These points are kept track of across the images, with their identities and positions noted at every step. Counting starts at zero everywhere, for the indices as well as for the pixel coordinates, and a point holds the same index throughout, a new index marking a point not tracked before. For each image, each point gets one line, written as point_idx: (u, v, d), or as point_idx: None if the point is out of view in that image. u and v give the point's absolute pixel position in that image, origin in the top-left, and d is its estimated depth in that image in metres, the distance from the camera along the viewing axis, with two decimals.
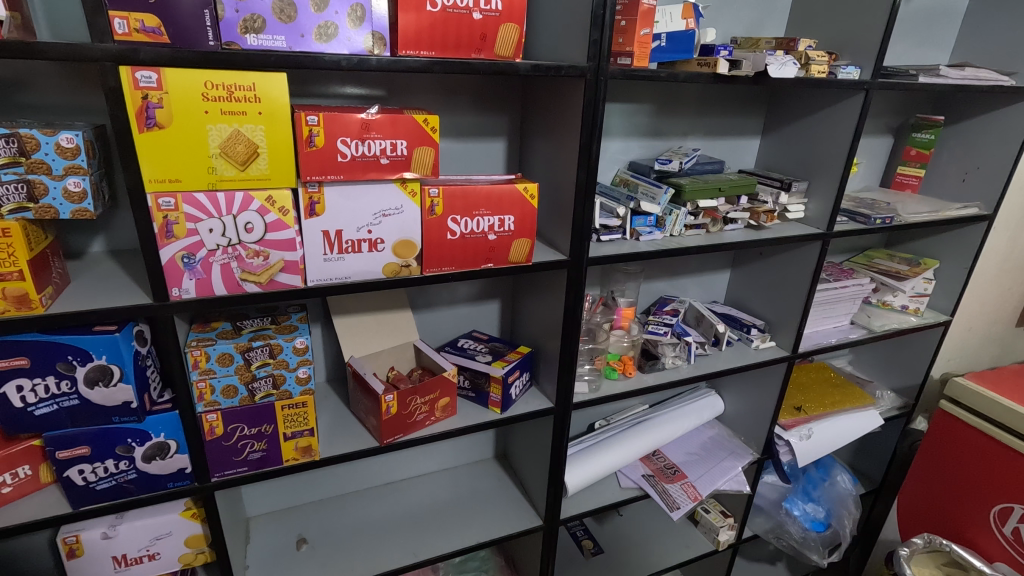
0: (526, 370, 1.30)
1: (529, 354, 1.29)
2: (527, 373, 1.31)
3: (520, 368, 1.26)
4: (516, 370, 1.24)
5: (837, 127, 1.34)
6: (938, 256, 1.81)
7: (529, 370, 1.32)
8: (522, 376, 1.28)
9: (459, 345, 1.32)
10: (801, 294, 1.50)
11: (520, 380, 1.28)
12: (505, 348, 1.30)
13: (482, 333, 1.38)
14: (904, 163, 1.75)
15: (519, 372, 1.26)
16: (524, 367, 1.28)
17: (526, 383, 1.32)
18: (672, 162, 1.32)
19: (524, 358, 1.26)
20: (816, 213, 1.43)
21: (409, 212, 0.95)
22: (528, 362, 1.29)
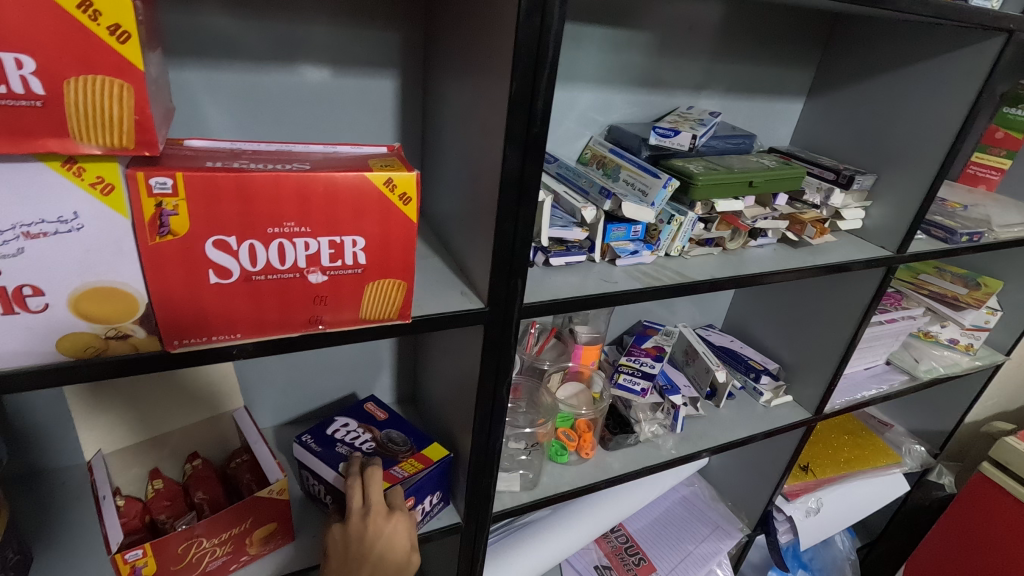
0: (439, 486, 0.77)
1: (443, 462, 0.75)
2: (441, 490, 0.78)
3: (421, 494, 0.72)
4: (411, 498, 0.71)
5: (943, 93, 0.84)
6: (1003, 276, 1.37)
7: (446, 485, 0.78)
8: (430, 497, 0.75)
9: (327, 435, 0.78)
10: (841, 337, 1.03)
11: (423, 507, 0.75)
12: (404, 449, 0.76)
13: (378, 408, 0.84)
14: (982, 148, 1.27)
15: (422, 497, 0.73)
16: (433, 486, 0.75)
17: (437, 500, 0.78)
18: (678, 136, 0.80)
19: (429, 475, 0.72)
20: (879, 224, 0.95)
21: (101, 230, 0.41)
22: (440, 475, 0.75)
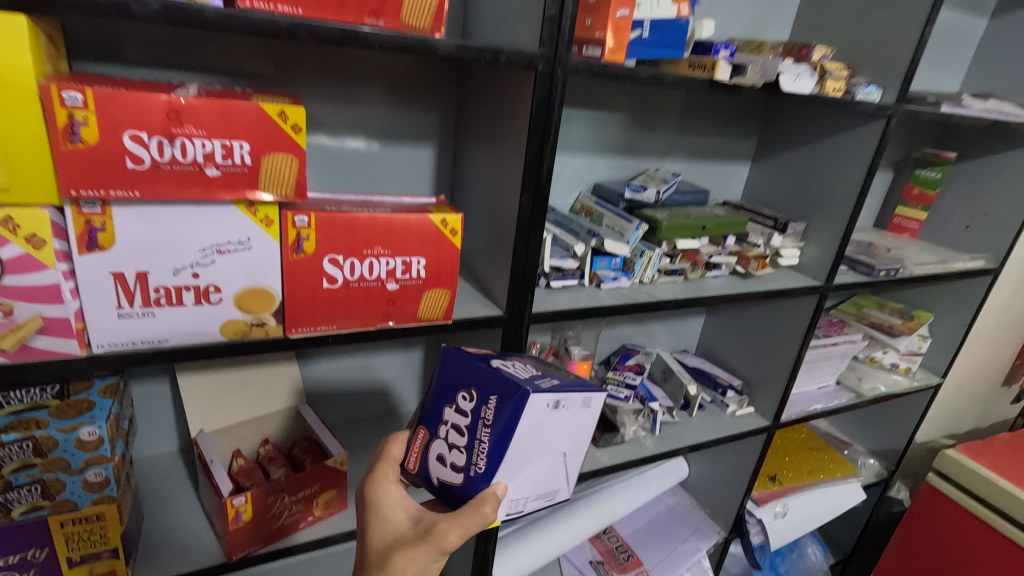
0: (468, 381, 0.63)
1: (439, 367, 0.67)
2: (470, 385, 0.63)
3: (430, 419, 0.66)
4: (421, 428, 0.67)
5: (849, 157, 1.09)
6: (933, 308, 1.60)
7: (478, 378, 0.63)
8: (457, 406, 0.64)
9: None
10: (790, 354, 1.24)
11: (455, 422, 0.63)
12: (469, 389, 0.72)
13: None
14: (903, 203, 1.53)
15: (441, 415, 0.65)
16: (448, 394, 0.65)
17: (478, 406, 0.62)
18: (647, 190, 1.05)
19: (429, 398, 0.67)
20: (812, 261, 1.18)
21: (261, 248, 0.63)
22: (445, 374, 0.66)
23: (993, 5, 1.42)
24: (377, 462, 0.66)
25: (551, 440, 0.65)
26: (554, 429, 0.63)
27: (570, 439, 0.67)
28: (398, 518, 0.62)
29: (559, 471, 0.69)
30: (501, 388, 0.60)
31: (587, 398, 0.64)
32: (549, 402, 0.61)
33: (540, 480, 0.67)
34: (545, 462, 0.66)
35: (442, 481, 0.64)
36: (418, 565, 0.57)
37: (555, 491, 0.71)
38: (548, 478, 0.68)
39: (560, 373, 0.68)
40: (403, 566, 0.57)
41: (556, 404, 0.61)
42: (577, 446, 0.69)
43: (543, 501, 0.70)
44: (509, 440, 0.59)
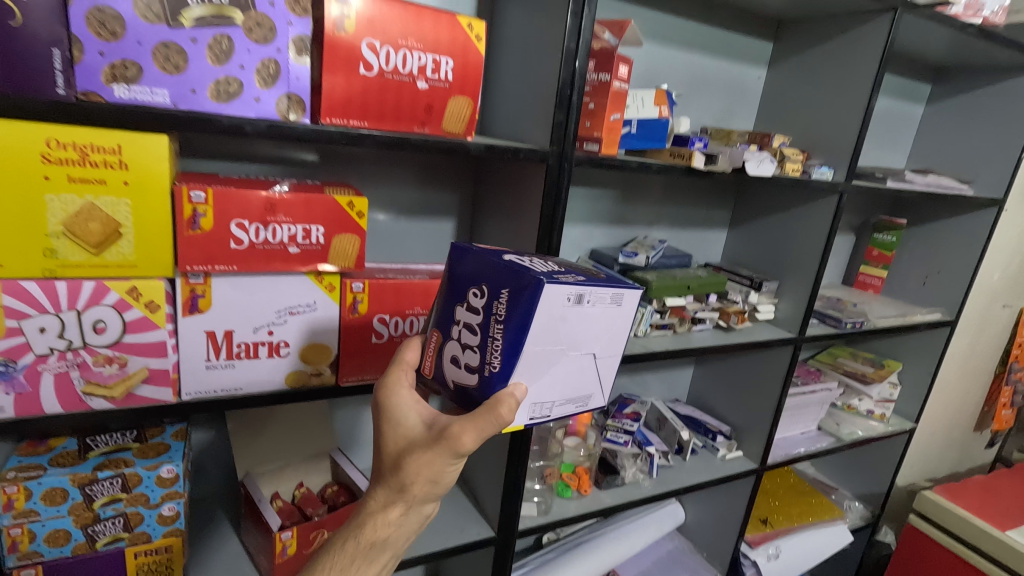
0: (479, 278, 0.62)
1: (448, 267, 0.66)
2: (481, 281, 0.61)
3: (442, 319, 0.65)
4: (433, 331, 0.66)
5: (810, 225, 1.26)
6: (901, 358, 1.74)
7: (489, 273, 0.61)
8: (468, 304, 0.62)
9: None
10: (772, 400, 1.37)
11: (467, 320, 0.62)
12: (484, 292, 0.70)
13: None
14: (866, 262, 1.70)
15: (453, 316, 0.64)
16: (459, 294, 0.63)
17: (489, 299, 0.60)
18: (638, 256, 1.21)
19: (439, 301, 0.66)
20: (786, 315, 1.33)
21: (323, 310, 0.76)
22: (454, 274, 0.64)
23: (927, 94, 1.66)
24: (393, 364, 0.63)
25: (576, 337, 0.63)
26: (575, 326, 0.62)
27: (597, 338, 0.65)
28: (411, 427, 0.58)
29: (588, 374, 0.67)
30: (513, 280, 0.59)
31: (612, 295, 0.64)
32: (568, 295, 0.60)
33: (567, 380, 0.65)
34: (572, 364, 0.64)
35: (457, 383, 0.62)
36: (432, 470, 0.55)
37: (587, 396, 0.68)
38: (577, 380, 0.66)
39: (583, 272, 0.66)
40: (417, 472, 0.55)
41: (578, 298, 0.61)
42: (607, 349, 0.67)
43: (576, 406, 0.68)
44: (524, 334, 0.57)
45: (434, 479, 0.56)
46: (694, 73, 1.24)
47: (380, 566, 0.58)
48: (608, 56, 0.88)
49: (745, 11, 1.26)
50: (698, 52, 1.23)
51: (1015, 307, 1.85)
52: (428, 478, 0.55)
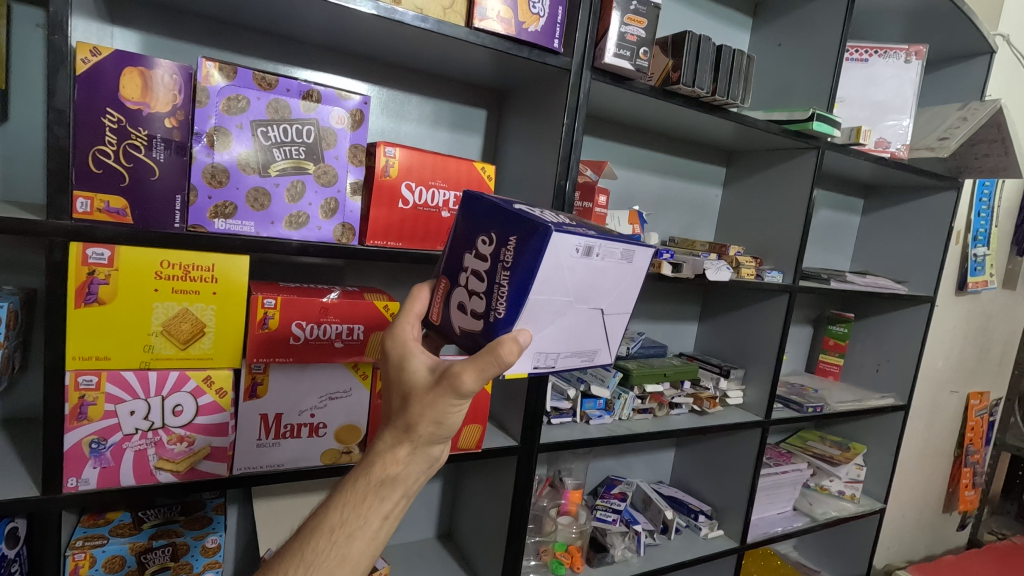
0: (489, 225, 0.61)
1: (460, 212, 0.65)
2: (491, 228, 0.61)
3: (451, 268, 0.64)
4: (440, 278, 0.65)
5: (766, 321, 1.45)
6: (865, 440, 1.88)
7: (501, 219, 0.60)
8: (477, 251, 0.61)
9: None
10: (746, 479, 1.48)
11: (474, 267, 0.61)
12: None
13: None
14: (824, 351, 1.89)
15: (461, 263, 0.63)
16: (468, 242, 0.63)
17: (497, 242, 0.59)
18: (620, 346, 1.38)
19: (448, 248, 0.65)
20: (754, 400, 1.48)
21: (357, 395, 0.90)
22: (467, 220, 0.64)
23: (861, 207, 1.93)
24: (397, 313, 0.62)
25: (585, 290, 0.64)
26: (584, 279, 0.62)
27: (607, 294, 0.66)
28: (413, 370, 0.55)
29: (597, 329, 0.67)
30: (522, 227, 0.58)
31: (623, 250, 0.64)
32: (579, 246, 0.60)
33: (574, 332, 0.66)
34: (582, 319, 0.65)
35: (462, 329, 0.61)
36: (437, 411, 0.53)
37: (593, 351, 0.70)
38: (584, 334, 0.67)
39: (595, 227, 0.67)
40: (421, 413, 0.53)
41: (588, 251, 0.61)
42: (616, 306, 0.68)
43: (582, 360, 0.69)
44: (531, 279, 0.57)
45: (438, 420, 0.54)
46: (660, 194, 1.48)
47: (393, 507, 0.55)
48: (590, 189, 1.10)
49: (700, 144, 1.52)
50: (662, 177, 1.48)
51: (962, 393, 2.04)
52: (430, 419, 0.53)
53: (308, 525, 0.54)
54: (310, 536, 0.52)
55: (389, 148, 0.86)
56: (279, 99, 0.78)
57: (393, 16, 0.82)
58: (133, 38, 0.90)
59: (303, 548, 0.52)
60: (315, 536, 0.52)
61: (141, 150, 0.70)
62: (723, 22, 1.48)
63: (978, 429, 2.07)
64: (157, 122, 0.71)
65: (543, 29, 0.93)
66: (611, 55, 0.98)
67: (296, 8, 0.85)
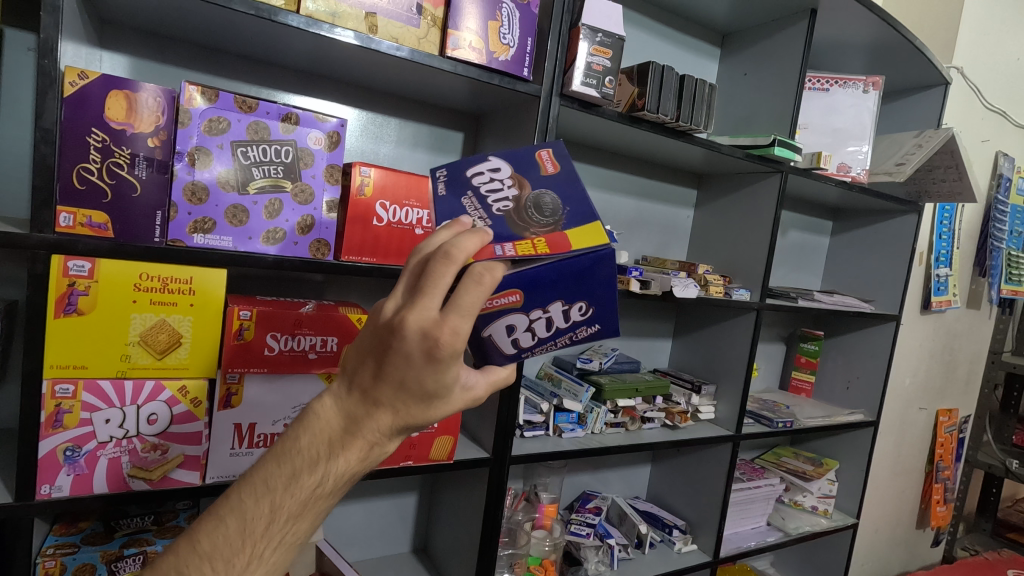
0: (596, 300, 0.60)
1: (581, 260, 0.58)
2: (596, 306, 0.60)
3: (534, 294, 0.57)
4: (515, 291, 0.56)
5: (735, 338, 1.50)
6: (838, 456, 1.91)
7: (606, 303, 0.61)
8: (568, 309, 0.60)
9: (465, 176, 0.65)
10: (718, 493, 1.51)
11: (553, 317, 0.60)
12: (541, 217, 0.61)
13: (552, 158, 0.67)
14: (796, 368, 1.94)
15: (547, 300, 0.58)
16: (570, 294, 0.59)
17: (586, 321, 0.61)
18: (592, 361, 1.42)
19: (550, 274, 0.57)
20: (725, 415, 1.52)
21: None
22: (583, 276, 0.58)
23: (830, 228, 2.00)
24: (453, 313, 0.44)
25: None
26: None
27: None
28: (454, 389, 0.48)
29: None
30: (610, 328, 0.63)
31: None
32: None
33: None
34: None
35: (489, 338, 0.59)
36: None
37: None
38: None
39: None
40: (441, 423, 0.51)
41: None
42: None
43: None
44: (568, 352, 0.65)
45: None
46: (633, 215, 1.54)
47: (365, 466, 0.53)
48: None
49: (672, 168, 1.59)
50: (635, 198, 1.53)
51: (931, 410, 2.09)
52: None
53: (286, 508, 0.47)
54: (293, 519, 0.48)
55: (364, 168, 0.91)
56: (259, 121, 0.82)
57: (371, 45, 0.87)
58: (121, 62, 0.94)
59: (286, 532, 0.48)
60: (299, 518, 0.48)
61: (124, 167, 0.74)
62: (692, 52, 1.55)
63: (947, 445, 2.12)
64: (140, 142, 0.75)
65: (513, 58, 0.99)
66: (578, 83, 1.04)
67: (278, 37, 0.90)
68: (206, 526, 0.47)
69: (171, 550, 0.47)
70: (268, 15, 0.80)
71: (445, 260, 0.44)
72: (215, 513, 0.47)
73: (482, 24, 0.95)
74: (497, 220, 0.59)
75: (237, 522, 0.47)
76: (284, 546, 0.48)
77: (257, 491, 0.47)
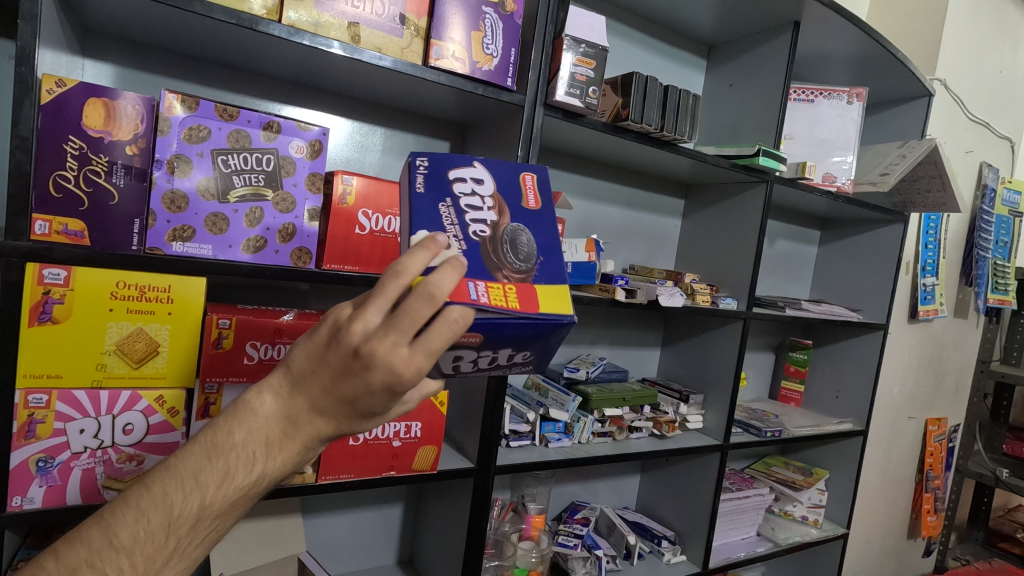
0: (539, 350, 0.61)
1: (548, 324, 0.57)
2: (537, 353, 0.62)
3: (490, 339, 0.56)
4: (477, 335, 0.54)
5: (723, 348, 1.50)
6: (827, 466, 1.91)
7: (545, 351, 0.63)
8: (514, 354, 0.60)
9: (446, 177, 0.63)
10: (707, 503, 1.51)
11: (499, 356, 0.60)
12: (514, 253, 0.61)
13: (535, 191, 0.67)
14: (786, 377, 1.94)
15: (500, 344, 0.57)
16: (521, 345, 0.59)
17: (526, 362, 0.62)
18: (579, 370, 1.41)
19: (513, 329, 0.55)
20: (714, 425, 1.52)
21: None
22: (539, 337, 0.58)
23: (818, 238, 2.02)
24: (416, 353, 0.44)
25: None
26: None
27: None
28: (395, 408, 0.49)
29: None
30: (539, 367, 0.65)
31: None
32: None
33: None
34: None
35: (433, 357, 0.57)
36: None
37: None
38: None
39: None
40: None
41: None
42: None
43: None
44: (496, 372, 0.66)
45: None
46: (621, 224, 1.55)
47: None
48: None
49: (659, 178, 1.60)
50: (623, 207, 1.54)
51: (920, 419, 2.10)
52: None
53: (214, 505, 0.46)
54: (219, 516, 0.46)
55: (347, 176, 0.90)
56: (240, 130, 0.82)
57: (355, 55, 0.88)
58: (104, 71, 0.94)
59: (211, 526, 0.47)
60: (226, 513, 0.47)
61: (102, 175, 0.74)
62: (679, 64, 1.57)
63: (936, 454, 2.13)
64: (118, 150, 0.75)
65: (497, 68, 1.00)
66: (562, 93, 1.05)
67: (262, 46, 0.90)
68: (123, 518, 0.44)
69: (79, 540, 0.43)
70: (249, 24, 0.81)
71: (425, 299, 0.43)
72: (131, 503, 0.44)
73: (466, 34, 0.96)
74: (471, 246, 0.59)
75: (162, 517, 0.44)
76: (206, 537, 0.47)
77: (187, 486, 0.45)
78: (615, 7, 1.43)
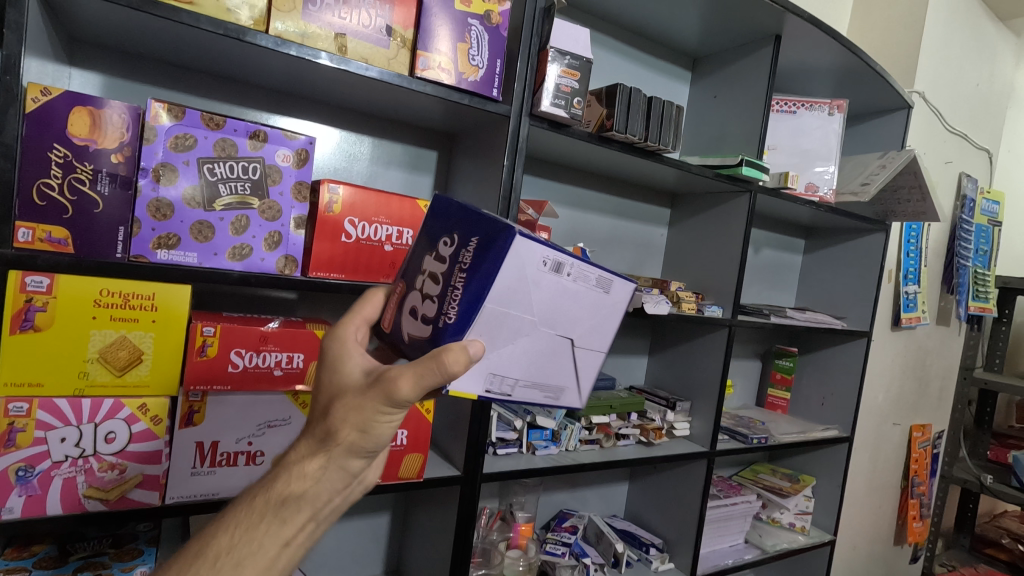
0: (451, 226, 0.63)
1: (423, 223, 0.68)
2: (453, 229, 0.63)
3: (411, 273, 0.66)
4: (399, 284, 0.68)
5: (708, 355, 1.52)
6: (814, 472, 1.92)
7: (461, 222, 0.63)
8: (437, 251, 0.64)
9: None
10: (694, 509, 1.51)
11: (432, 268, 0.63)
12: None
13: None
14: (772, 384, 1.96)
15: (421, 265, 0.65)
16: (431, 244, 0.65)
17: (455, 246, 0.62)
18: None
19: (413, 251, 0.68)
20: (700, 432, 1.53)
21: (295, 423, 0.91)
22: (432, 226, 0.66)
23: (802, 247, 2.05)
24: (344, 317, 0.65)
25: (551, 316, 0.66)
26: (556, 299, 0.65)
27: (575, 324, 0.69)
28: (343, 370, 0.57)
29: (565, 361, 0.70)
30: (482, 228, 0.60)
31: (597, 278, 0.68)
32: (534, 258, 0.62)
33: (542, 362, 0.68)
34: (544, 344, 0.67)
35: (410, 334, 0.63)
36: (361, 417, 0.54)
37: (559, 390, 0.72)
38: (550, 365, 0.69)
39: None
40: (345, 417, 0.54)
41: (558, 267, 0.64)
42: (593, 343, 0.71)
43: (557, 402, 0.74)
44: (487, 281, 0.59)
45: (362, 427, 0.54)
46: (608, 233, 1.56)
47: (296, 530, 0.53)
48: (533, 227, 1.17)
49: (645, 188, 1.62)
50: (610, 216, 1.56)
51: (905, 425, 2.12)
52: (354, 425, 0.54)
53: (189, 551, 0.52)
54: (191, 558, 0.50)
55: (334, 185, 0.91)
56: (226, 139, 0.82)
57: (342, 66, 0.89)
58: (92, 80, 0.95)
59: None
60: (197, 563, 0.50)
61: (86, 183, 0.74)
62: (663, 75, 1.60)
63: (922, 460, 2.16)
64: (104, 158, 0.75)
65: (482, 79, 1.01)
66: (547, 104, 1.06)
67: (249, 56, 0.91)
68: None
69: None
70: (236, 35, 0.81)
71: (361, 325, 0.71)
72: None
73: (452, 46, 0.98)
74: None
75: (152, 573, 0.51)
76: None
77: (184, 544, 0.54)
78: (600, 19, 1.45)
